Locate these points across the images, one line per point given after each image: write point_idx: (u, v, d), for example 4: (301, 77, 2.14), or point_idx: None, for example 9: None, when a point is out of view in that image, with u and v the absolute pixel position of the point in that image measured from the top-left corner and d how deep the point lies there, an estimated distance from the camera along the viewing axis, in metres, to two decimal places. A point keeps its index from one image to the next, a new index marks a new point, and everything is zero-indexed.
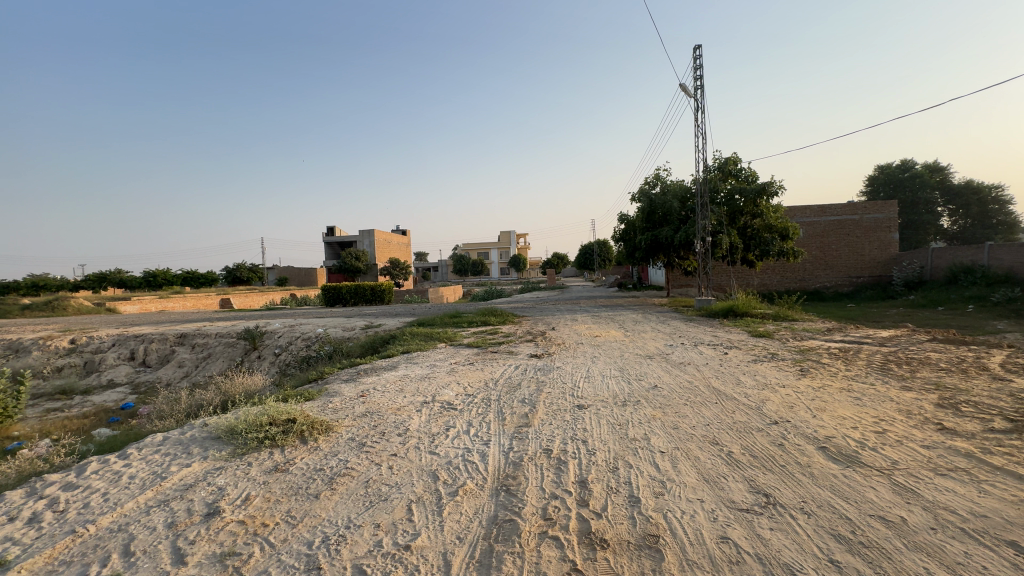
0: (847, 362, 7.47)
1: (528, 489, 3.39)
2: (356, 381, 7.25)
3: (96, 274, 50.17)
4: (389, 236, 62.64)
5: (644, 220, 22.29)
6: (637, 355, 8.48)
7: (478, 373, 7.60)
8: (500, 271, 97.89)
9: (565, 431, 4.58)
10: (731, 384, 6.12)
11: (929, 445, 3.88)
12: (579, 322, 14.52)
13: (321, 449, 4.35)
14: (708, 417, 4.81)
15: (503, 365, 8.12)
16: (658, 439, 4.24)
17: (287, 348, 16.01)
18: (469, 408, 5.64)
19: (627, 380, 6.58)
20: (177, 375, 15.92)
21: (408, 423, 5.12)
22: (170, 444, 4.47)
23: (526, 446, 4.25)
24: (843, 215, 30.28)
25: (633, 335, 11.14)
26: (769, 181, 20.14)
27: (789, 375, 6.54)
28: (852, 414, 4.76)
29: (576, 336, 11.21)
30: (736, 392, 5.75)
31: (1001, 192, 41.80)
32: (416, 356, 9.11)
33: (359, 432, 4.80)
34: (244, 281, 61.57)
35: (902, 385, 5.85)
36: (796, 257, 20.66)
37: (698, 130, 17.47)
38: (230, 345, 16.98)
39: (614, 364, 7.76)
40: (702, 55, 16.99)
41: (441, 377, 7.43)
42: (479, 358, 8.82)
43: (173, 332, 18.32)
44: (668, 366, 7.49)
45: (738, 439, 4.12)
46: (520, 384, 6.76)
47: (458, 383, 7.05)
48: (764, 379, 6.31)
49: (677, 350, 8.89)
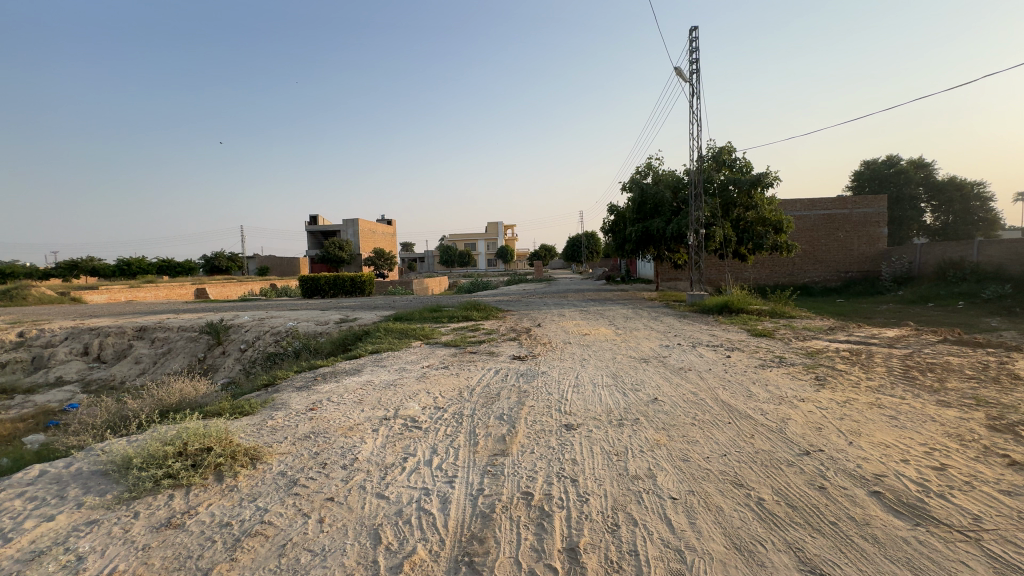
0: (865, 368, 6.70)
1: (497, 563, 2.48)
2: (311, 390, 6.27)
3: (67, 261, 48.04)
4: (374, 227, 61.28)
5: (635, 212, 21.44)
6: (631, 358, 7.63)
7: (453, 380, 6.64)
8: (487, 262, 96.98)
9: (549, 465, 3.68)
10: (742, 397, 5.29)
11: (1009, 489, 3.07)
12: (567, 318, 13.64)
13: (236, 492, 3.39)
14: (723, 444, 3.95)
15: (482, 370, 7.16)
16: (665, 476, 3.39)
17: (254, 343, 14.91)
18: (436, 429, 4.70)
19: (622, 391, 5.70)
20: (133, 372, 14.72)
21: (358, 449, 4.18)
22: (43, 483, 3.47)
23: (499, 487, 3.35)
24: (833, 209, 29.87)
25: (625, 334, 10.29)
26: (764, 172, 19.43)
27: (806, 385, 5.72)
28: (895, 440, 3.95)
29: (563, 334, 10.32)
30: (750, 408, 4.92)
31: (983, 189, 42.05)
32: (386, 358, 8.15)
33: (293, 463, 3.84)
34: (222, 271, 59.69)
35: (939, 401, 5.07)
36: (790, 251, 20.03)
37: (693, 116, 16.70)
38: (192, 340, 15.78)
39: (608, 369, 6.89)
40: (698, 36, 16.23)
41: (409, 385, 6.46)
42: (456, 361, 7.86)
43: (133, 326, 17.07)
44: (666, 372, 6.64)
45: (766, 478, 3.30)
46: (499, 394, 5.84)
47: (427, 392, 6.09)
48: (780, 391, 5.48)
49: (674, 352, 8.04)
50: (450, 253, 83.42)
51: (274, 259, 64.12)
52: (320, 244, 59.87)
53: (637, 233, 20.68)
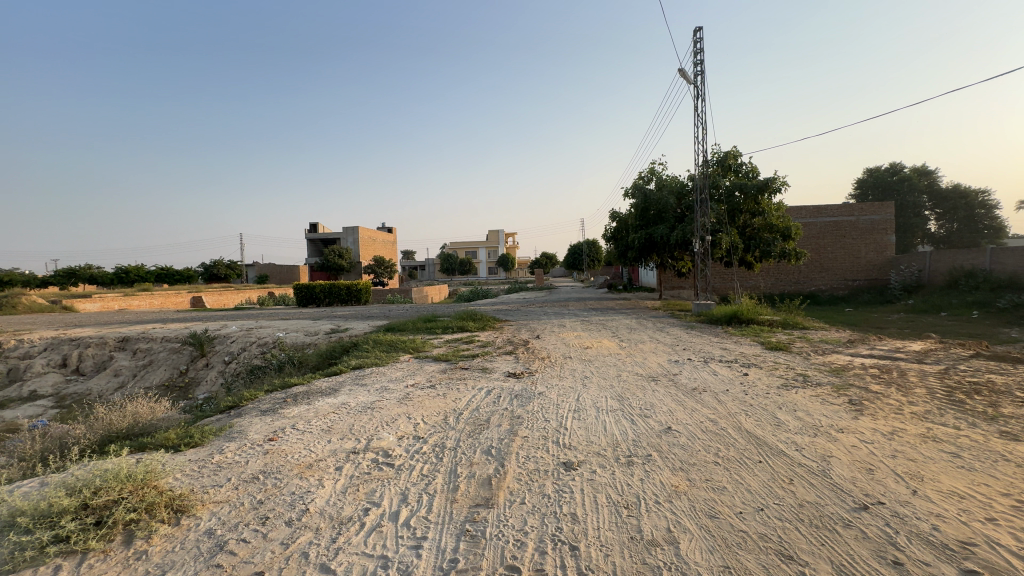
0: (901, 389, 5.96)
1: None
2: (276, 414, 5.52)
3: (65, 269, 47.56)
4: (375, 234, 60.84)
5: (637, 218, 20.79)
6: (638, 377, 6.88)
7: (438, 403, 5.88)
8: (488, 271, 96.57)
9: (542, 522, 2.95)
10: (771, 427, 4.53)
11: None
12: (567, 329, 12.87)
13: (143, 562, 2.66)
14: (758, 494, 3.20)
15: (472, 390, 6.42)
16: (690, 543, 2.64)
17: (238, 355, 14.21)
18: (411, 468, 3.96)
19: (630, 418, 4.95)
20: (111, 386, 13.99)
21: (312, 496, 3.44)
22: None
23: (477, 558, 2.61)
24: (839, 216, 29.18)
25: (630, 347, 9.53)
26: (771, 177, 18.80)
27: (842, 412, 4.96)
28: (969, 489, 3.21)
29: (563, 348, 9.54)
30: (783, 443, 4.16)
31: (987, 196, 41.33)
32: (368, 375, 7.42)
33: (227, 518, 3.11)
34: (221, 279, 59.05)
35: (1002, 432, 4.33)
36: (799, 259, 19.33)
37: (698, 118, 16.11)
38: (175, 352, 15.08)
39: (613, 389, 6.15)
40: (702, 37, 15.71)
41: (388, 408, 5.72)
42: (444, 380, 7.11)
43: (115, 336, 16.36)
44: (678, 394, 5.89)
45: (824, 550, 2.56)
46: (487, 421, 5.09)
47: (407, 418, 5.35)
48: (813, 419, 4.73)
49: (685, 369, 7.28)
50: (451, 262, 82.75)
51: (274, 267, 63.64)
52: (320, 252, 59.43)
53: (639, 240, 20.04)
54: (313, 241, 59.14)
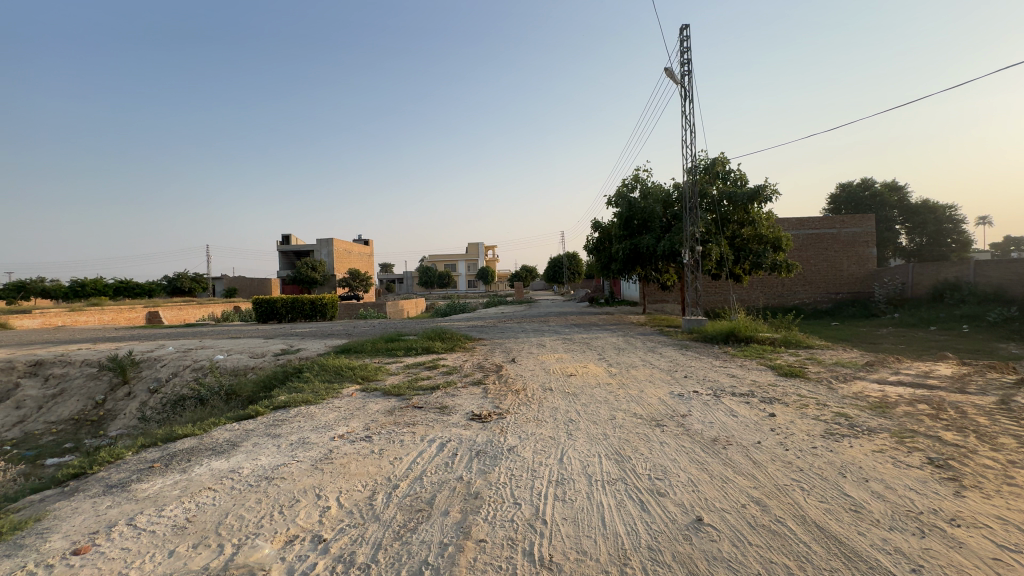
0: (983, 438, 4.54)
1: None
2: (121, 494, 3.76)
3: (14, 282, 43.68)
4: (350, 248, 58.53)
5: (621, 228, 19.47)
6: (638, 420, 5.33)
7: (366, 469, 4.20)
8: (468, 284, 94.81)
9: None
10: (854, 521, 2.99)
11: None
12: (547, 349, 11.31)
13: None
14: None
15: (418, 445, 4.75)
16: None
17: (166, 382, 12.19)
18: None
19: (640, 499, 3.38)
20: (9, 421, 11.77)
21: None
22: None
23: None
24: (821, 228, 28.53)
25: (621, 375, 7.98)
26: (761, 185, 17.83)
27: (937, 484, 3.50)
28: None
29: (542, 376, 7.96)
30: (881, 554, 2.65)
31: (955, 212, 41.72)
32: (287, 421, 5.67)
33: None
34: (185, 292, 55.75)
35: None
36: (791, 271, 18.22)
37: (687, 121, 15.01)
38: (93, 379, 12.97)
39: (608, 443, 4.57)
40: (689, 34, 14.73)
41: (294, 479, 4.02)
42: (386, 427, 5.40)
43: (25, 359, 14.04)
44: (696, 450, 4.35)
45: None
46: (430, 505, 3.45)
47: (314, 498, 3.68)
48: (900, 498, 3.28)
49: (694, 408, 5.77)
50: (430, 275, 80.65)
51: (243, 280, 60.56)
52: (292, 265, 56.90)
53: (624, 251, 18.71)
54: (285, 253, 56.57)
